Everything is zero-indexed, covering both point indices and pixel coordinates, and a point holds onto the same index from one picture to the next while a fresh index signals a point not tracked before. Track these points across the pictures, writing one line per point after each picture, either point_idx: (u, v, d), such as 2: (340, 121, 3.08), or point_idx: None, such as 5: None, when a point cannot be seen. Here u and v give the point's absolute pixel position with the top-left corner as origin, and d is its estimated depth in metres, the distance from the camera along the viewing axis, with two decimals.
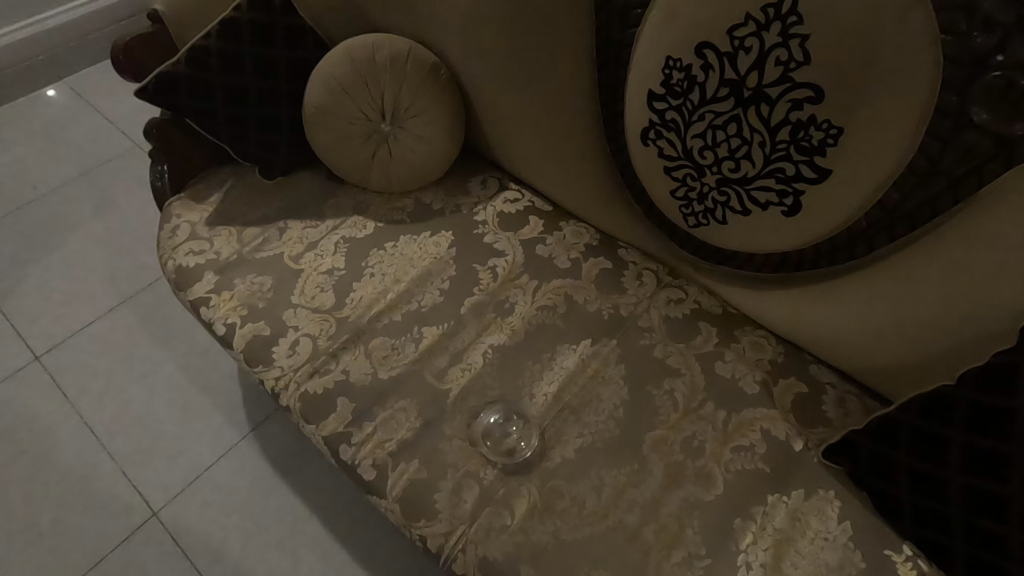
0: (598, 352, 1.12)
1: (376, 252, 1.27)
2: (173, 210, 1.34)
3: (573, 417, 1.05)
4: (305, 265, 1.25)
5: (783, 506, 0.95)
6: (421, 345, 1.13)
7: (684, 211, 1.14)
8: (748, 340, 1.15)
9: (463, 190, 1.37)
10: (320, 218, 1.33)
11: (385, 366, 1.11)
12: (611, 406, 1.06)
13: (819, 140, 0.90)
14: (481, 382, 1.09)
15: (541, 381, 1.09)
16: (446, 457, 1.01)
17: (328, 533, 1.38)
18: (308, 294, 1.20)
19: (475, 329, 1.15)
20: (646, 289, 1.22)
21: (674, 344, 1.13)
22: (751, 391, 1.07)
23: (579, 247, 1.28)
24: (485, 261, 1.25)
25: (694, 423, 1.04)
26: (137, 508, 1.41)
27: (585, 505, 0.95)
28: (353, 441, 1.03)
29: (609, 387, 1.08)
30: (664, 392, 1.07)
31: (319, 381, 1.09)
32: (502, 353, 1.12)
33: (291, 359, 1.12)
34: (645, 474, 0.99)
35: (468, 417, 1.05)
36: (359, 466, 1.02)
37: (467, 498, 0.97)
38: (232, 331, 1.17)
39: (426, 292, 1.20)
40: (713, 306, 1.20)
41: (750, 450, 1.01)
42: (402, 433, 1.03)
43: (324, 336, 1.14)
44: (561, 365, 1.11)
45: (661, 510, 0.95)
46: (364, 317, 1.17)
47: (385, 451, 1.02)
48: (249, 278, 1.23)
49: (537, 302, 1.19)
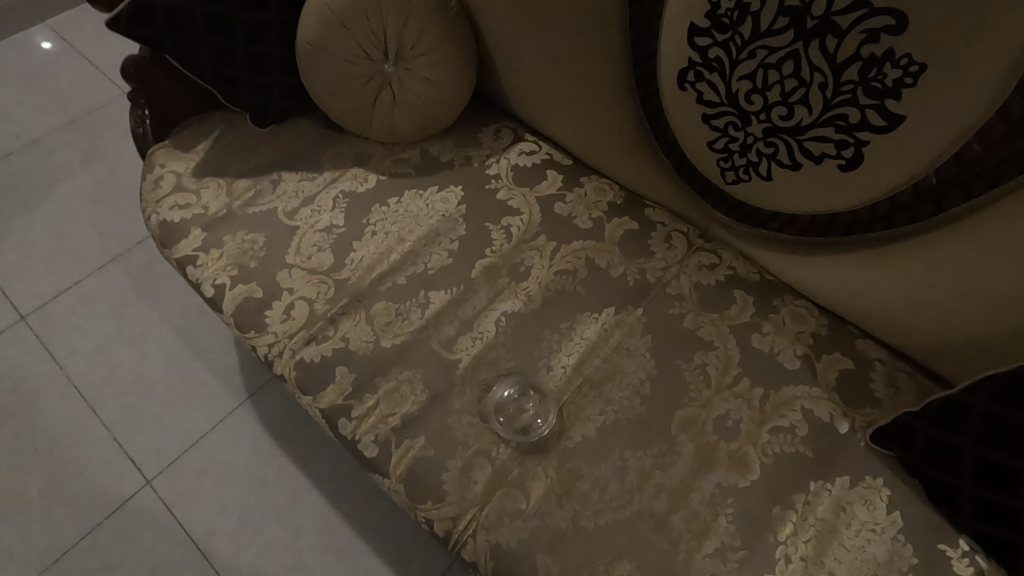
0: (621, 321, 1.02)
1: (378, 208, 1.16)
2: (157, 159, 1.22)
3: (594, 392, 0.95)
4: (301, 221, 1.14)
5: (826, 495, 0.86)
6: (428, 311, 1.03)
7: (723, 166, 1.02)
8: (788, 311, 1.04)
9: (474, 140, 1.25)
10: (317, 169, 1.21)
11: (388, 333, 1.01)
12: (637, 381, 0.96)
13: (894, 80, 0.77)
14: (493, 352, 0.99)
15: (559, 352, 0.99)
16: (455, 434, 0.92)
17: (329, 505, 1.31)
18: (304, 254, 1.10)
19: (488, 294, 1.05)
20: (676, 253, 1.10)
21: (706, 315, 1.03)
22: (792, 367, 0.97)
23: (602, 205, 1.16)
24: (498, 220, 1.13)
25: (729, 401, 0.94)
26: (129, 476, 1.35)
27: (607, 490, 0.87)
28: (353, 415, 0.94)
29: (634, 360, 0.98)
30: (695, 367, 0.97)
31: (316, 349, 1.00)
32: (516, 322, 1.02)
33: (286, 324, 1.02)
34: (673, 456, 0.90)
35: (479, 391, 0.96)
36: (360, 442, 0.93)
37: (478, 479, 0.88)
38: (221, 293, 1.07)
39: (433, 253, 1.09)
40: (749, 273, 1.09)
41: (790, 432, 0.91)
42: (407, 407, 0.94)
43: (322, 299, 1.04)
44: (581, 335, 1.01)
45: (691, 496, 0.86)
46: (365, 279, 1.06)
47: (388, 426, 0.93)
48: (240, 235, 1.12)
49: (556, 266, 1.08)
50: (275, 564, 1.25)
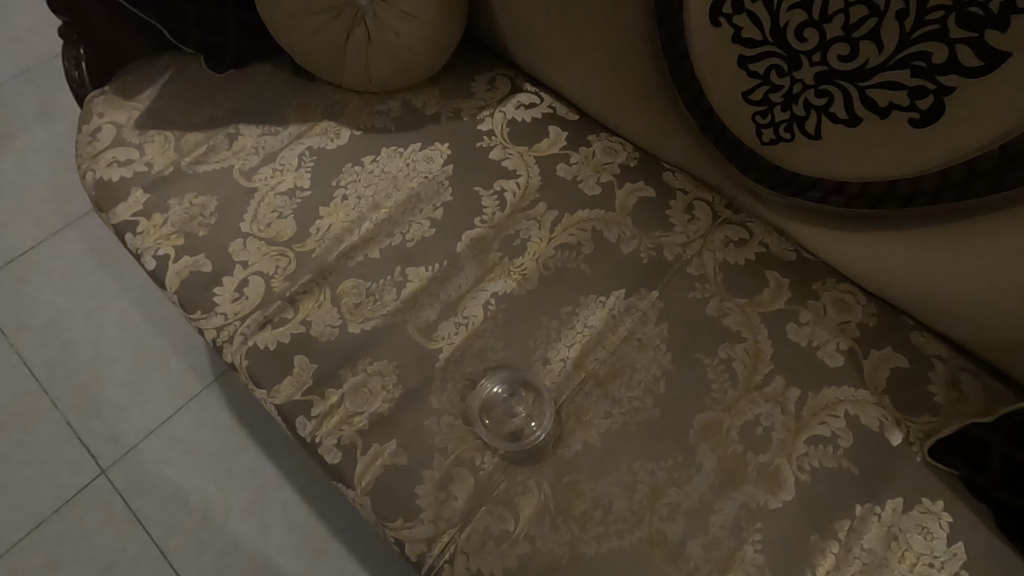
0: (632, 307, 0.87)
1: (350, 168, 0.99)
2: (95, 107, 1.05)
3: (598, 391, 0.80)
4: (260, 183, 0.97)
5: (874, 521, 0.72)
6: (405, 291, 0.88)
7: (759, 121, 0.85)
8: (830, 298, 0.88)
9: (464, 90, 1.07)
10: (281, 122, 1.04)
11: (356, 317, 0.86)
12: (649, 378, 0.81)
13: (1001, 5, 0.59)
14: (480, 341, 0.84)
15: (558, 343, 0.84)
16: (433, 439, 0.77)
17: (301, 501, 1.18)
18: (262, 221, 0.94)
19: (476, 272, 0.89)
20: (698, 226, 0.94)
21: (733, 300, 0.87)
22: (834, 364, 0.82)
23: (612, 168, 0.99)
24: (489, 184, 0.97)
25: (758, 404, 0.79)
26: (83, 464, 1.22)
27: (611, 511, 0.73)
28: (313, 413, 0.80)
29: (647, 354, 0.83)
30: (718, 363, 0.82)
31: (272, 334, 0.85)
32: (508, 306, 0.86)
33: (238, 304, 0.87)
34: (691, 470, 0.75)
35: (462, 387, 0.81)
36: (321, 446, 0.79)
37: (458, 494, 0.74)
38: (164, 265, 0.91)
39: (412, 222, 0.93)
40: (785, 251, 0.92)
41: (830, 443, 0.76)
42: (377, 406, 0.80)
43: (281, 276, 0.89)
44: (585, 322, 0.85)
45: (712, 519, 0.72)
46: (331, 252, 0.91)
47: (353, 428, 0.79)
48: (188, 198, 0.96)
49: (556, 240, 0.92)
50: (240, 565, 1.14)
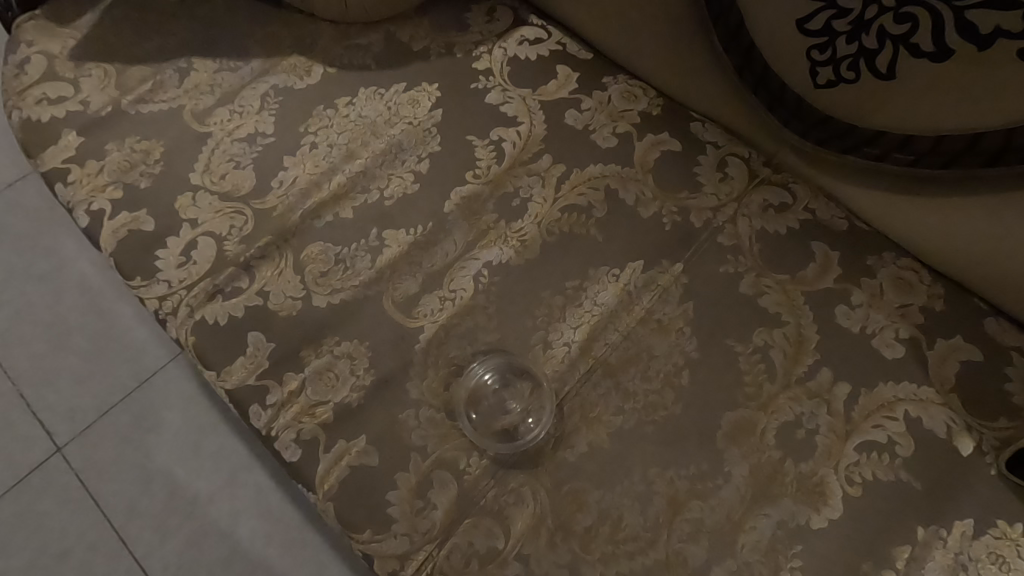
0: (651, 283, 0.73)
1: (321, 112, 0.84)
2: (23, 34, 0.89)
3: (608, 383, 0.67)
4: (214, 127, 0.82)
5: (938, 547, 0.60)
6: (381, 259, 0.74)
7: (816, 58, 0.69)
8: (888, 276, 0.73)
9: (459, 21, 0.90)
10: (241, 56, 0.88)
11: (323, 288, 0.72)
12: (670, 369, 0.68)
13: None
14: (469, 320, 0.71)
15: (562, 324, 0.71)
16: (410, 436, 0.65)
17: (272, 486, 1.08)
18: (215, 173, 0.79)
19: (465, 238, 0.75)
20: (731, 187, 0.79)
21: (771, 277, 0.73)
22: (892, 356, 0.68)
23: (630, 116, 0.83)
24: (485, 133, 0.82)
25: (800, 402, 0.66)
26: (38, 440, 1.11)
27: (620, 528, 0.61)
28: (269, 402, 0.67)
29: (667, 340, 0.70)
30: (752, 352, 0.69)
31: (222, 306, 0.71)
32: (504, 278, 0.73)
33: (183, 270, 0.73)
34: (718, 480, 0.63)
35: (447, 374, 0.68)
36: (277, 441, 0.66)
37: (438, 503, 0.62)
38: (98, 222, 0.77)
39: (393, 176, 0.79)
40: (834, 218, 0.77)
41: (887, 452, 0.63)
42: (345, 395, 0.67)
43: (235, 237, 0.75)
44: (594, 300, 0.72)
45: (741, 540, 0.61)
46: (295, 211, 0.76)
47: (316, 420, 0.66)
48: (129, 144, 0.81)
49: (563, 200, 0.77)
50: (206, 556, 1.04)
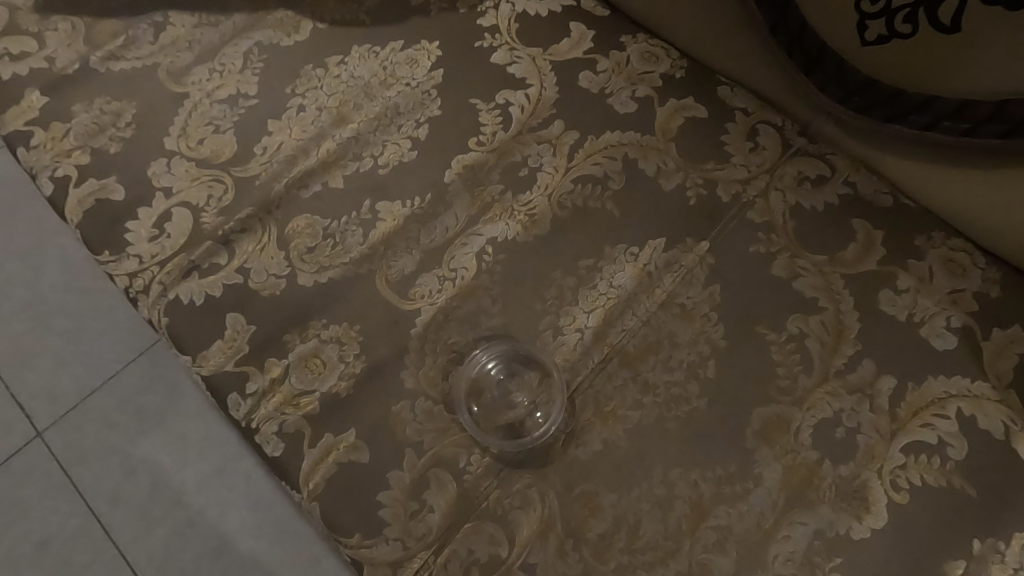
0: (674, 263, 0.65)
1: (309, 72, 0.76)
2: None
3: (625, 374, 0.61)
4: (192, 87, 0.75)
5: (994, 562, 0.54)
6: (375, 233, 0.67)
7: (867, 9, 0.60)
8: (938, 258, 0.65)
9: None
10: (221, 9, 0.79)
11: (310, 266, 0.65)
12: (693, 359, 0.61)
13: None
14: (471, 303, 0.64)
15: (575, 308, 0.64)
16: (405, 430, 0.59)
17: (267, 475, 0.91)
18: (193, 137, 0.72)
19: (468, 211, 0.68)
20: (763, 159, 0.71)
21: (807, 258, 0.66)
22: (942, 347, 0.61)
23: (651, 80, 0.75)
24: (490, 96, 0.74)
25: (840, 398, 0.59)
26: (12, 422, 0.95)
27: (638, 536, 0.55)
28: (249, 390, 0.61)
29: (691, 327, 0.63)
30: (785, 342, 0.62)
31: (198, 285, 0.64)
32: (511, 256, 0.66)
33: (156, 244, 0.66)
34: (747, 484, 0.56)
35: (445, 362, 0.62)
36: (258, 434, 0.60)
37: (436, 505, 0.56)
38: (64, 190, 0.70)
39: (389, 142, 0.71)
40: (877, 194, 0.69)
41: (938, 455, 0.57)
42: (332, 384, 0.60)
43: (213, 208, 0.68)
44: (610, 281, 0.65)
45: (773, 551, 0.55)
46: (280, 180, 0.69)
47: (300, 412, 0.60)
48: (98, 105, 0.73)
49: (576, 171, 0.70)
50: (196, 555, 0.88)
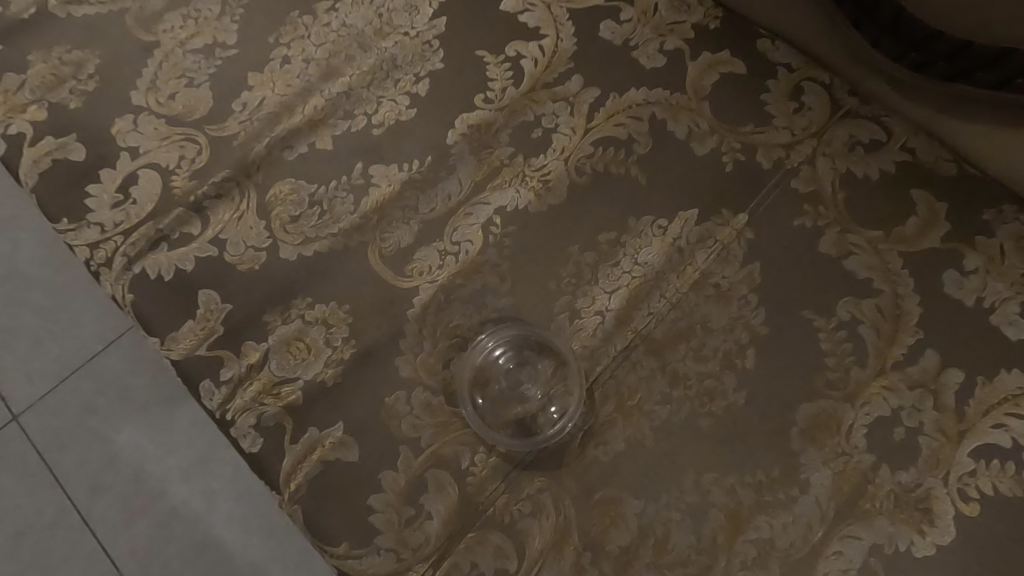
0: (707, 237, 0.57)
1: (295, 19, 0.66)
2: None
3: (651, 364, 0.53)
4: (163, 35, 0.66)
5: None
6: (367, 201, 0.59)
7: None
8: (1010, 235, 0.57)
9: None
10: None
11: (293, 237, 0.57)
12: (729, 347, 0.54)
13: None
14: (476, 281, 0.56)
15: (594, 288, 0.56)
16: (401, 425, 0.52)
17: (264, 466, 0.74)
18: (162, 91, 0.63)
19: (473, 178, 0.60)
20: (808, 121, 0.62)
21: (860, 234, 0.57)
22: (1017, 337, 0.53)
23: (681, 31, 0.65)
24: (498, 48, 0.64)
25: (898, 395, 0.52)
26: None
27: (666, 549, 0.48)
28: (223, 377, 0.54)
29: (727, 311, 0.55)
30: (835, 329, 0.54)
31: (167, 257, 0.57)
32: (522, 229, 0.58)
33: (120, 211, 0.59)
34: (792, 492, 0.49)
35: (447, 348, 0.54)
36: (234, 427, 0.53)
37: (435, 511, 0.50)
38: (18, 150, 0.62)
39: (384, 99, 0.63)
40: (941, 161, 0.60)
41: (1014, 461, 0.49)
42: (318, 371, 0.53)
43: (184, 171, 0.60)
44: (635, 258, 0.57)
45: (821, 568, 0.48)
46: (260, 140, 0.61)
47: (281, 402, 0.52)
48: (57, 54, 0.65)
49: (596, 133, 0.61)
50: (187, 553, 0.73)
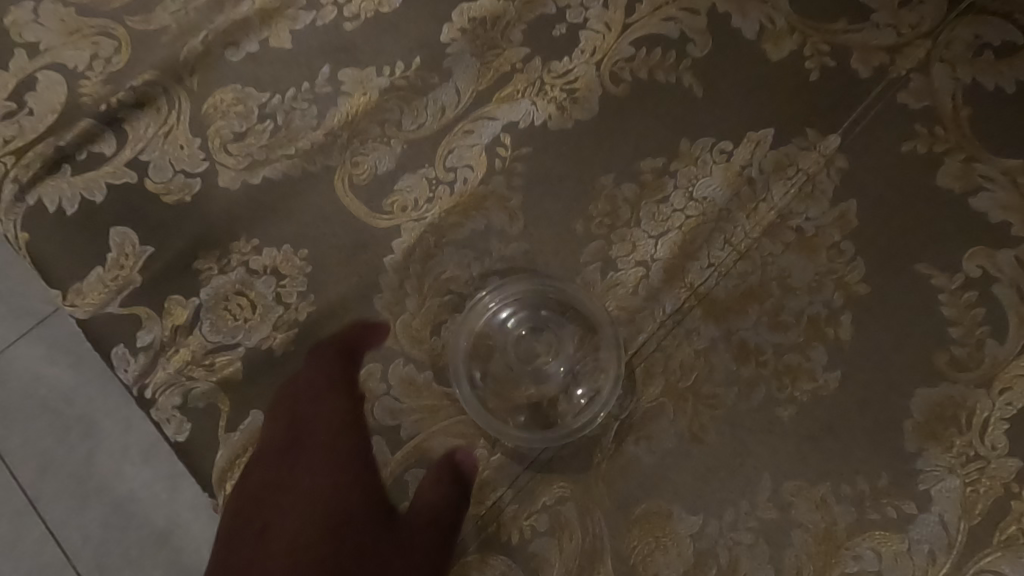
0: (786, 166, 0.43)
1: None
2: None
3: (711, 333, 0.40)
4: None
5: None
6: (335, 113, 0.44)
7: None
8: None
9: None
10: None
11: (237, 161, 0.43)
12: (818, 312, 0.40)
13: None
14: (478, 220, 0.42)
15: (636, 230, 0.42)
16: (375, 409, 0.39)
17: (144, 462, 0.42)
18: None
19: (476, 87, 0.44)
20: (921, 16, 0.45)
21: (995, 164, 0.42)
22: None
23: None
24: None
25: None
26: None
27: None
28: (141, 343, 0.41)
29: (814, 264, 0.41)
30: (961, 289, 0.40)
31: (71, 185, 0.43)
32: (541, 154, 0.43)
33: (11, 123, 0.44)
34: (903, 508, 0.36)
35: (437, 309, 0.41)
36: (155, 409, 0.40)
37: None
38: None
39: None
40: None
41: None
42: (265, 336, 0.41)
43: (96, 73, 0.45)
44: (688, 192, 0.42)
45: None
46: (195, 33, 0.46)
47: (216, 376, 0.40)
48: None
49: (643, 26, 0.45)
50: None
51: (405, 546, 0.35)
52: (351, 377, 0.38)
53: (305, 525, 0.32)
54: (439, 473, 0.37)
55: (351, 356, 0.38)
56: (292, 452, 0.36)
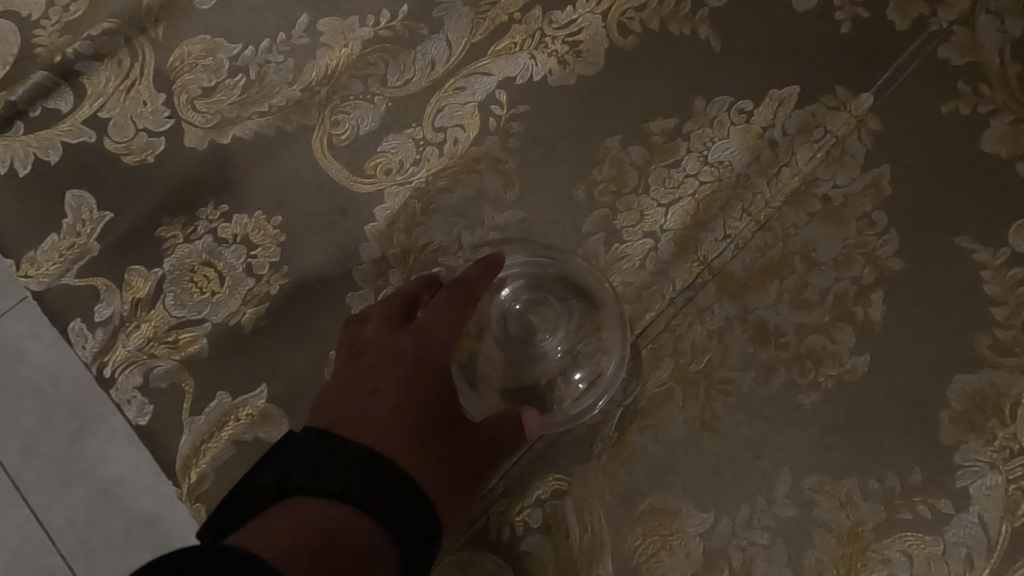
0: (813, 127, 0.38)
1: None
2: None
3: (726, 312, 0.36)
4: None
5: None
6: (313, 68, 0.40)
7: None
8: None
9: None
10: None
11: (206, 119, 0.39)
12: (845, 289, 0.36)
13: None
14: (470, 185, 0.38)
15: (644, 198, 0.38)
16: None
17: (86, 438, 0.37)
18: None
19: (469, 39, 0.40)
20: None
21: None
22: None
23: None
24: None
25: None
26: None
27: None
28: (99, 318, 0.37)
29: (841, 237, 0.37)
30: (1008, 266, 0.35)
31: (25, 144, 0.39)
32: (540, 113, 0.39)
33: None
34: (938, 508, 0.33)
35: None
36: (114, 388, 0.37)
37: None
38: None
39: None
40: None
41: None
42: (234, 311, 0.37)
43: (52, 22, 0.41)
44: (703, 156, 0.38)
45: None
46: None
47: (182, 354, 0.37)
48: None
49: None
50: None
51: (472, 477, 0.31)
52: (469, 312, 0.34)
53: (399, 411, 0.31)
54: (507, 415, 0.33)
55: (471, 297, 0.34)
56: (398, 332, 0.34)
